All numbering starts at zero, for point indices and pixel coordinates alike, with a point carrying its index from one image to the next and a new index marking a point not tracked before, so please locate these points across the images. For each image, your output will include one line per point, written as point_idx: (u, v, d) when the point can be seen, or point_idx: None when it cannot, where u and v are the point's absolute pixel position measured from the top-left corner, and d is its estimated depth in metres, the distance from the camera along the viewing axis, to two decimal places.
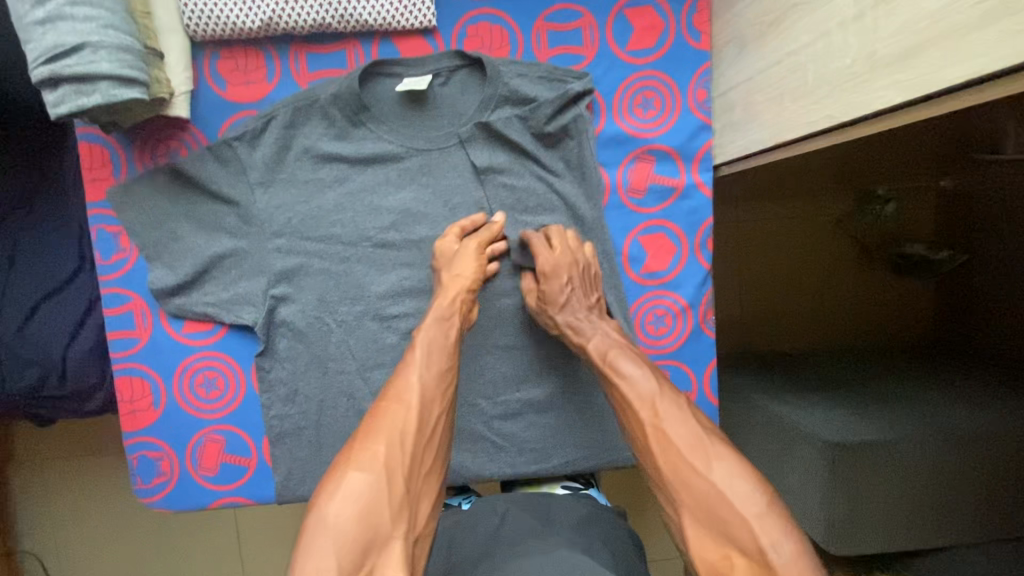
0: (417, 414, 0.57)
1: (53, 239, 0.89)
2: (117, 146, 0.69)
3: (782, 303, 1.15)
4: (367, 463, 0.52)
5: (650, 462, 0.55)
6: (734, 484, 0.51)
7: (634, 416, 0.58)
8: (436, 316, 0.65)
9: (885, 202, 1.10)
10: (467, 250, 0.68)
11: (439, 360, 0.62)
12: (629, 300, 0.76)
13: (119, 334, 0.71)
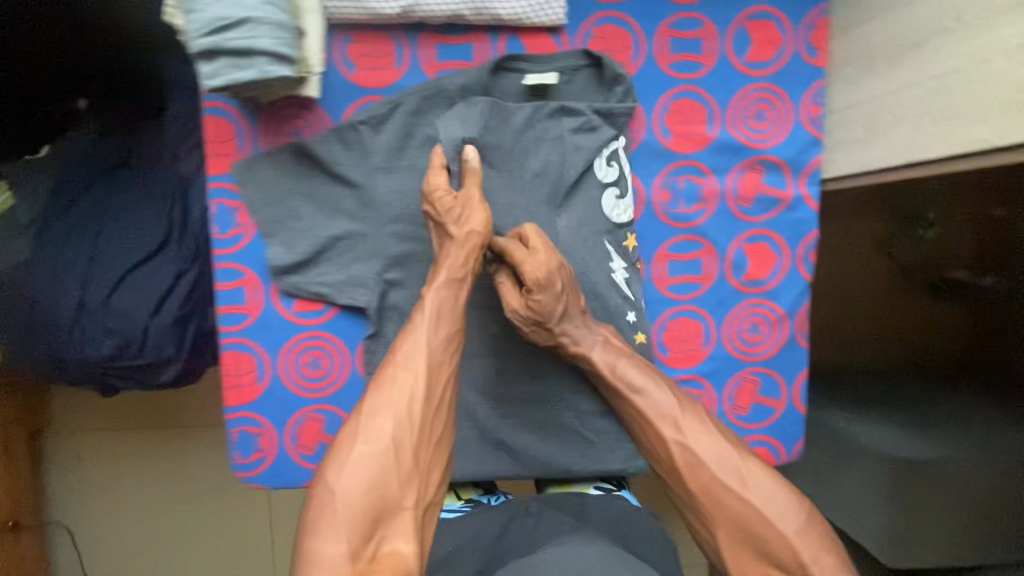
0: (423, 385, 0.60)
1: (146, 209, 0.90)
2: (244, 121, 0.69)
3: (831, 322, 1.17)
4: (374, 436, 0.56)
5: (677, 478, 0.63)
6: (773, 500, 0.58)
7: (654, 433, 0.65)
8: (445, 277, 0.64)
9: (929, 227, 1.09)
10: (468, 198, 0.65)
11: (446, 324, 0.63)
12: (728, 306, 0.77)
13: (229, 308, 0.72)
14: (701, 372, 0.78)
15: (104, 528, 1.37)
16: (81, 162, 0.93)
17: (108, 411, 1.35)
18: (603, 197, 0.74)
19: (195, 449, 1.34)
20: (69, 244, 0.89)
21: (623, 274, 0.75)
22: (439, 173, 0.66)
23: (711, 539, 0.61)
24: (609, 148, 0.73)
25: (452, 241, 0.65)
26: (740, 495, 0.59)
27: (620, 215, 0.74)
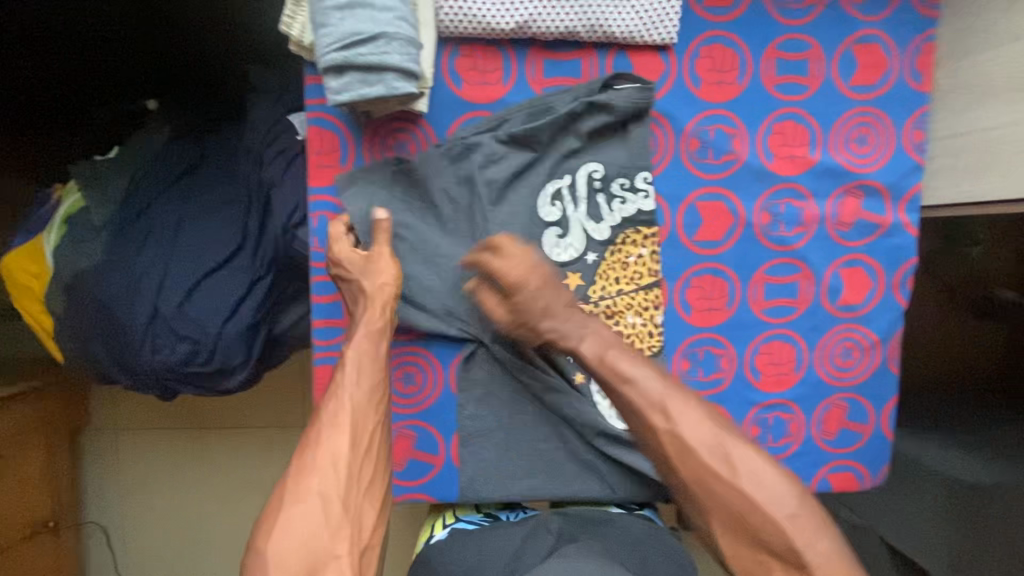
0: (349, 440, 0.61)
1: (219, 214, 0.89)
2: (348, 133, 0.68)
3: None
4: (303, 495, 0.58)
5: (669, 465, 0.62)
6: (764, 485, 0.58)
7: (639, 416, 0.63)
8: (365, 330, 0.66)
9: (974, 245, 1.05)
10: (376, 253, 0.66)
11: (371, 375, 0.65)
12: (822, 331, 0.77)
13: (326, 322, 0.71)
14: (792, 397, 0.78)
15: (138, 534, 1.34)
16: (154, 163, 0.92)
17: (149, 413, 1.32)
18: (545, 233, 0.72)
19: (237, 458, 1.30)
20: (144, 248, 0.88)
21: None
22: (337, 225, 0.67)
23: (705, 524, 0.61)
24: (551, 187, 0.71)
25: (364, 296, 0.65)
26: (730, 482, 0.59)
27: (562, 254, 0.72)
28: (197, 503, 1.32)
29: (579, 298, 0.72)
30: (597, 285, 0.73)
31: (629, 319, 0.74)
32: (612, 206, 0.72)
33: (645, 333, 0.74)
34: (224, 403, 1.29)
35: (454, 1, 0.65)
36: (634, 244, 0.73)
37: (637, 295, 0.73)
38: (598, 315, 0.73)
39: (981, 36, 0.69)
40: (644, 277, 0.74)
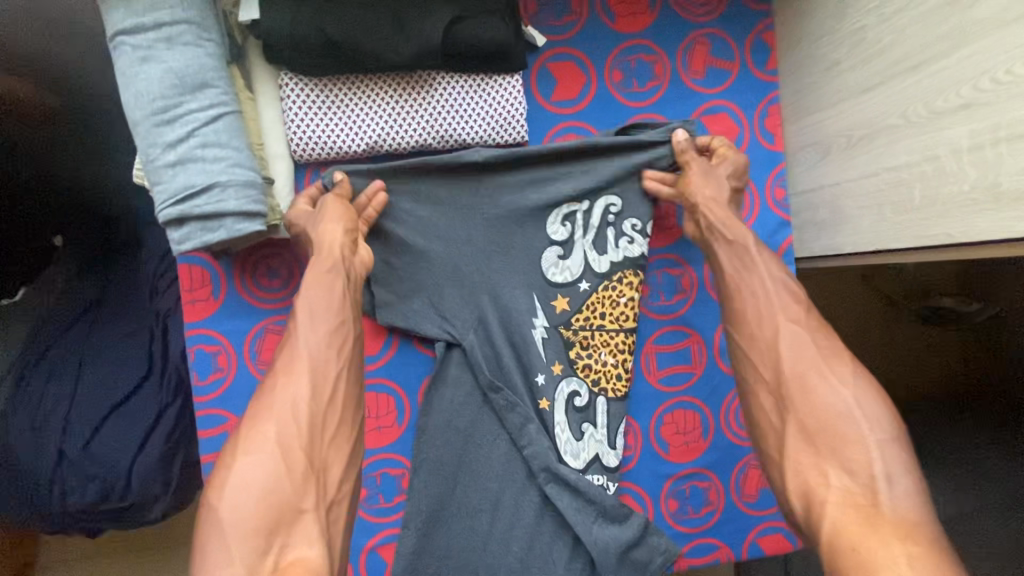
0: (308, 385, 0.58)
1: (121, 348, 0.89)
2: (219, 268, 0.69)
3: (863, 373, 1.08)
4: (259, 445, 0.54)
5: (771, 356, 0.61)
6: (864, 404, 0.56)
7: (759, 291, 0.65)
8: (316, 274, 0.63)
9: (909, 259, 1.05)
10: (328, 207, 0.66)
11: (326, 317, 0.62)
12: (723, 393, 0.77)
13: (212, 457, 0.70)
14: (705, 465, 0.76)
15: None
16: (58, 304, 0.93)
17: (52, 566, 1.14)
18: (546, 252, 0.74)
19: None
20: (48, 390, 0.88)
21: (541, 331, 0.73)
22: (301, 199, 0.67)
23: (777, 429, 0.59)
24: (566, 207, 0.73)
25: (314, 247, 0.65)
26: (831, 386, 0.57)
27: (558, 274, 0.74)
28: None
29: (561, 322, 0.73)
30: (581, 313, 0.74)
31: (601, 355, 0.74)
32: (618, 244, 0.74)
33: (613, 374, 0.74)
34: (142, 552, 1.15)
35: (302, 130, 0.67)
36: (629, 284, 0.74)
37: (616, 335, 0.74)
38: (573, 343, 0.74)
39: (818, 95, 0.70)
40: (629, 319, 0.74)
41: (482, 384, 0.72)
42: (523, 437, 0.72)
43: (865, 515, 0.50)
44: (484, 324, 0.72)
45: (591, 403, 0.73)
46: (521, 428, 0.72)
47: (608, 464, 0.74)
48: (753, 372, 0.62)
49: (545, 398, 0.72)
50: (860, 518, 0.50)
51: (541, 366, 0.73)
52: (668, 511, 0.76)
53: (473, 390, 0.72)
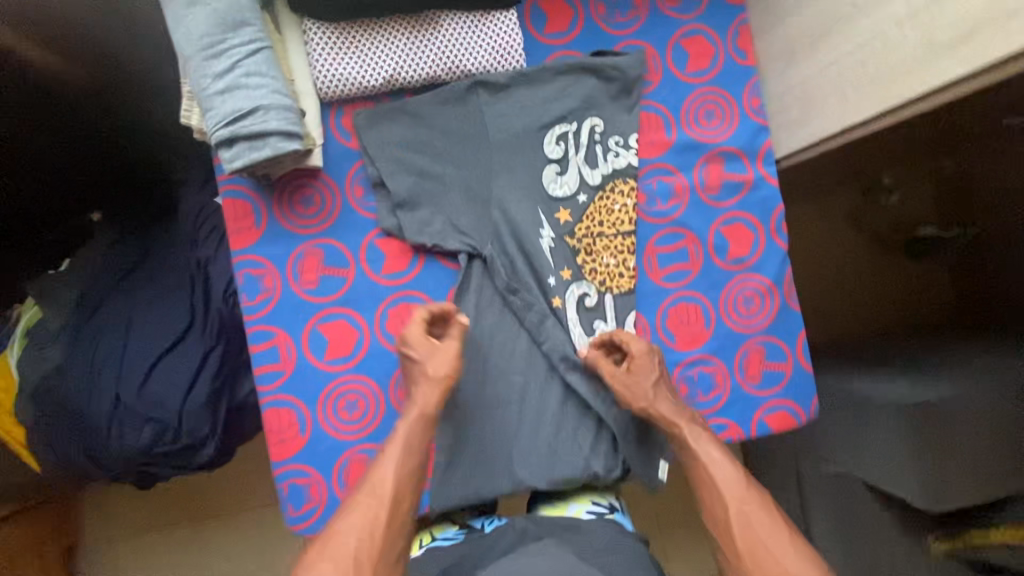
0: (386, 507, 0.68)
1: (164, 300, 0.96)
2: (259, 198, 0.77)
3: (852, 294, 1.53)
4: (337, 553, 0.64)
5: (728, 536, 0.69)
6: (803, 570, 0.65)
7: (707, 475, 0.73)
8: (415, 410, 0.74)
9: (889, 193, 1.47)
10: (444, 351, 0.74)
11: (412, 457, 0.72)
12: (721, 286, 0.84)
13: (265, 368, 0.77)
14: (709, 351, 0.84)
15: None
16: (102, 266, 1.00)
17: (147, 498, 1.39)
18: (545, 169, 0.81)
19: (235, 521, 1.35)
20: (101, 340, 0.95)
21: (548, 241, 0.81)
22: (416, 321, 0.75)
23: (732, 564, 0.68)
24: (558, 128, 0.81)
25: (424, 376, 0.74)
26: (783, 558, 0.66)
27: (557, 189, 0.81)
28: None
29: (566, 232, 0.81)
30: (582, 224, 0.82)
31: (604, 259, 0.82)
32: (607, 156, 0.82)
33: (617, 273, 0.82)
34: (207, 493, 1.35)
35: (326, 69, 0.75)
36: (622, 193, 0.82)
37: (617, 238, 0.82)
38: (579, 250, 0.82)
39: (781, 6, 0.79)
40: (625, 224, 0.82)
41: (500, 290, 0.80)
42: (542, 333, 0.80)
43: None
44: (497, 233, 0.80)
45: (600, 301, 0.82)
46: (537, 329, 0.80)
47: (621, 354, 0.82)
48: (718, 534, 0.70)
49: (558, 297, 0.81)
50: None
51: (551, 271, 0.81)
52: (680, 395, 0.84)
53: (493, 294, 0.81)
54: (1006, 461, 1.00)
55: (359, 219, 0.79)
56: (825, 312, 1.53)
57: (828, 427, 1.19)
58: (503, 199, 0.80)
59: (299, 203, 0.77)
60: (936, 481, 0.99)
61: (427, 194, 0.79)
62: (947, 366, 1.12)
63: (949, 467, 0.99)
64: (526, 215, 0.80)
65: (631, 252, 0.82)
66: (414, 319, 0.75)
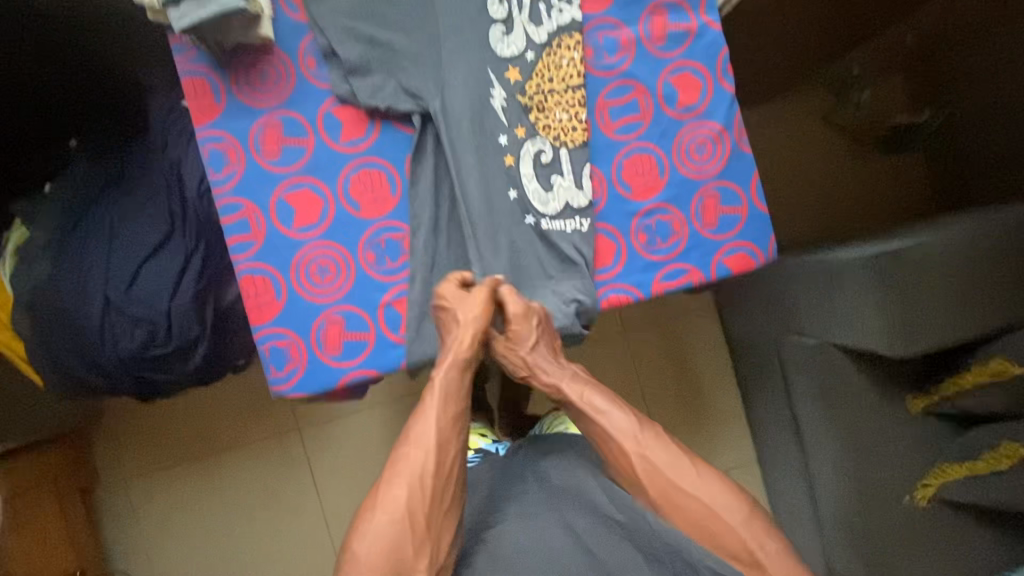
0: (435, 457, 0.71)
1: (143, 207, 1.00)
2: (217, 76, 0.80)
3: (836, 191, 1.52)
4: (392, 506, 0.69)
5: (637, 485, 0.74)
6: (720, 499, 0.71)
7: (600, 428, 0.77)
8: (451, 361, 0.76)
9: (859, 91, 1.47)
10: (475, 297, 0.77)
11: (455, 403, 0.75)
12: (673, 134, 0.87)
13: (238, 239, 0.81)
14: (666, 200, 0.86)
15: (163, 537, 1.46)
16: (81, 184, 1.04)
17: (155, 434, 1.47)
18: (490, 30, 0.83)
19: (250, 445, 1.47)
20: (86, 251, 0.99)
21: (500, 101, 0.83)
22: (450, 282, 0.79)
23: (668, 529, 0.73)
24: None
25: (458, 327, 0.77)
26: (688, 494, 0.72)
27: (505, 49, 0.83)
28: (227, 505, 1.47)
29: (517, 91, 0.84)
30: (533, 82, 0.84)
31: (556, 115, 0.84)
32: (551, 13, 0.84)
33: (569, 127, 0.84)
34: (220, 410, 1.47)
35: None
36: (568, 48, 0.84)
37: (567, 93, 0.84)
38: (530, 108, 0.84)
39: None
40: (574, 78, 0.84)
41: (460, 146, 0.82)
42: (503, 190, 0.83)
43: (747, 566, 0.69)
44: (450, 93, 0.82)
45: (555, 157, 0.84)
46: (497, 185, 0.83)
47: (578, 206, 0.84)
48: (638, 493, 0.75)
49: (510, 155, 0.84)
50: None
51: (504, 129, 0.83)
52: (638, 244, 0.86)
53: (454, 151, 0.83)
54: (972, 303, 1.02)
55: (315, 90, 0.82)
56: (811, 215, 1.51)
57: (798, 297, 1.17)
58: (451, 61, 0.82)
59: (255, 79, 0.81)
60: (905, 326, 1.02)
61: (377, 62, 0.82)
62: (918, 228, 1.13)
63: (916, 312, 1.01)
64: (475, 75, 0.83)
65: (583, 106, 0.84)
66: (446, 280, 0.79)
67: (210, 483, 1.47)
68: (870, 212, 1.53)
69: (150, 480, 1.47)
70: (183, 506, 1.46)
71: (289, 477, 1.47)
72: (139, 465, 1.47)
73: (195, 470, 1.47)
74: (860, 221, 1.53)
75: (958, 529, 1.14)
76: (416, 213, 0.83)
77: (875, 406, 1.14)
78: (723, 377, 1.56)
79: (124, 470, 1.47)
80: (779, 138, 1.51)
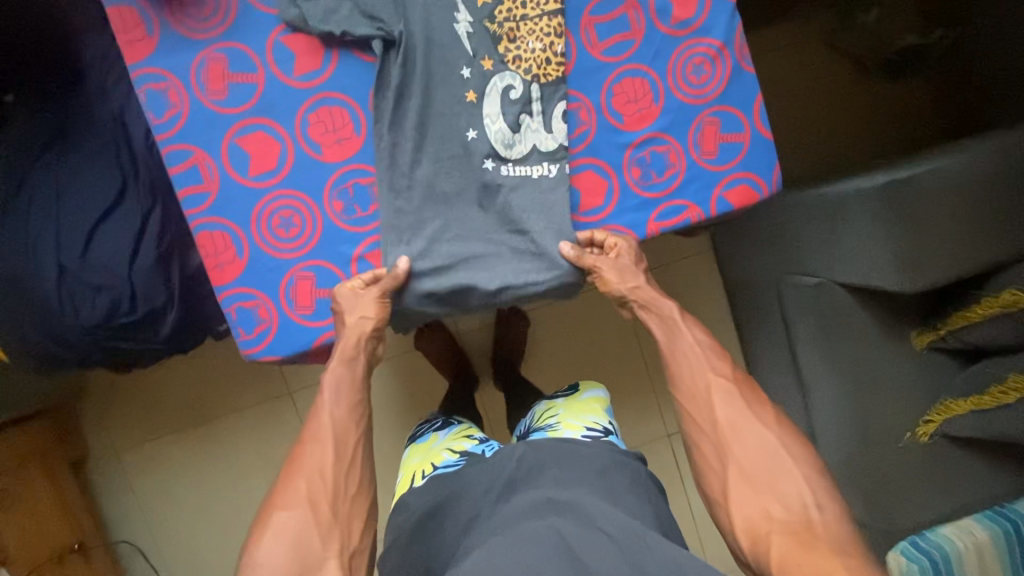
0: (333, 448, 0.67)
1: (90, 164, 0.92)
2: (145, 3, 0.71)
3: (845, 125, 1.43)
4: (291, 501, 0.63)
5: (707, 410, 0.73)
6: (788, 442, 0.69)
7: (688, 353, 0.78)
8: (339, 357, 0.72)
9: (867, 11, 1.31)
10: (365, 296, 0.72)
11: (349, 397, 0.71)
12: (666, 53, 0.78)
13: (189, 190, 0.73)
14: (661, 129, 0.78)
15: (159, 508, 1.45)
16: (21, 142, 0.95)
17: (140, 406, 1.43)
18: None
19: (242, 413, 1.44)
20: (32, 214, 0.91)
21: (465, 28, 0.74)
22: (351, 282, 0.74)
23: (719, 473, 0.69)
24: None
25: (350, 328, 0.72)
26: (760, 431, 0.70)
27: None
28: (224, 473, 1.44)
29: (484, 17, 0.74)
30: (503, 7, 0.75)
31: (529, 45, 0.75)
32: None
33: (543, 59, 0.75)
34: (206, 380, 1.43)
35: None
36: None
37: (541, 20, 0.74)
38: (500, 37, 0.75)
39: None
40: (549, 3, 0.75)
41: (418, 80, 0.74)
42: (462, 132, 0.75)
43: (801, 540, 0.61)
44: (412, 18, 0.73)
45: (526, 93, 0.75)
46: (458, 128, 0.75)
47: (547, 150, 0.76)
48: (697, 427, 0.73)
49: (473, 91, 0.74)
50: (801, 545, 0.61)
51: (468, 61, 0.74)
52: (632, 179, 0.79)
53: (414, 83, 0.74)
54: (985, 229, 0.95)
55: (261, 16, 0.73)
56: (815, 149, 1.43)
57: (801, 237, 1.12)
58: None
59: (195, 7, 0.72)
60: (913, 258, 0.96)
61: None
62: (932, 154, 1.06)
63: (926, 242, 0.95)
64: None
65: (559, 35, 0.75)
66: (348, 280, 0.74)
67: (200, 451, 1.44)
68: (878, 145, 1.44)
69: (139, 451, 1.44)
70: (181, 477, 1.44)
71: (279, 443, 1.44)
72: (125, 437, 1.44)
73: (184, 439, 1.44)
74: (869, 155, 1.44)
75: (964, 463, 1.11)
76: (384, 157, 0.74)
77: (881, 345, 1.10)
78: (721, 322, 1.52)
79: (111, 442, 1.44)
80: (781, 68, 1.41)
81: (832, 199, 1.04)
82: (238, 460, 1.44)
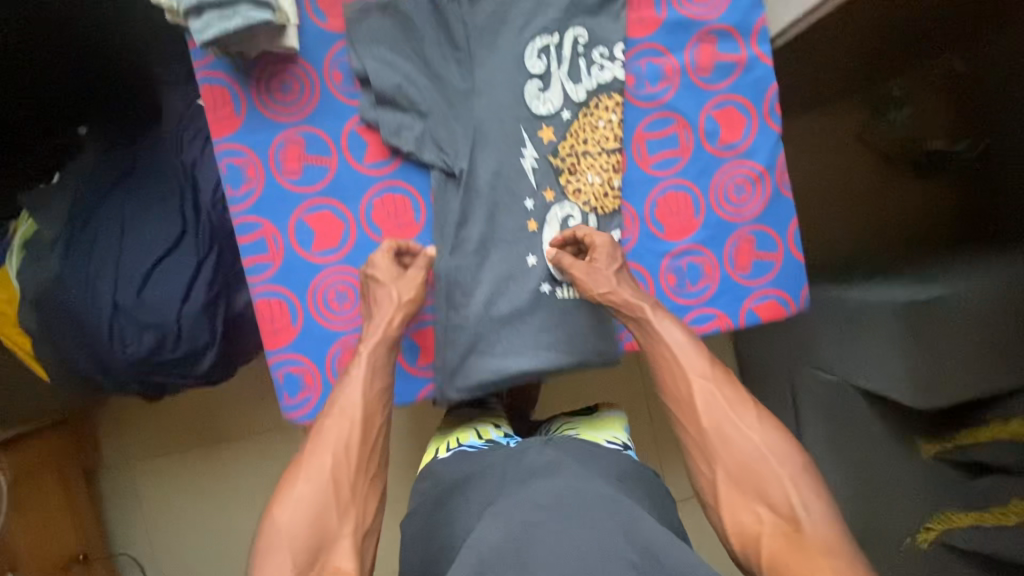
0: (360, 428, 0.70)
1: (155, 209, 0.97)
2: (237, 86, 0.76)
3: (872, 218, 1.47)
4: (314, 475, 0.66)
5: (690, 412, 0.73)
6: (775, 447, 0.69)
7: (667, 359, 0.75)
8: (378, 338, 0.74)
9: (897, 108, 1.40)
10: (410, 277, 0.76)
11: (380, 378, 0.74)
12: (711, 173, 0.83)
13: (255, 259, 0.77)
14: (699, 241, 0.83)
15: (162, 522, 1.47)
16: (91, 177, 1.01)
17: (158, 420, 1.47)
18: (527, 85, 0.78)
19: (256, 438, 1.47)
20: (95, 249, 0.96)
21: (531, 161, 0.79)
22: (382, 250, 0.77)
23: (710, 478, 0.71)
24: (541, 40, 0.77)
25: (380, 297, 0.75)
26: (743, 434, 0.71)
27: (541, 107, 0.78)
28: (230, 494, 1.47)
29: (549, 152, 0.79)
30: (567, 143, 0.79)
31: (589, 179, 0.80)
32: (592, 71, 0.79)
33: (601, 193, 0.80)
34: (225, 402, 1.47)
35: None
36: (606, 109, 0.79)
37: (602, 157, 0.79)
38: (561, 170, 0.79)
39: None
40: (611, 141, 0.80)
41: (484, 206, 0.79)
42: (523, 257, 0.80)
43: (790, 540, 0.63)
44: (480, 132, 0.78)
45: (584, 223, 0.80)
46: (516, 249, 0.80)
47: None
48: (684, 431, 0.74)
49: (535, 220, 0.80)
50: (790, 544, 0.62)
51: (531, 192, 0.79)
52: (668, 286, 0.83)
53: (478, 206, 0.79)
54: (999, 358, 0.98)
55: (342, 107, 0.78)
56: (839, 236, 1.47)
57: (821, 336, 1.16)
58: (483, 119, 0.78)
59: (280, 93, 0.77)
60: (930, 378, 0.98)
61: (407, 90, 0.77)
62: (955, 274, 1.09)
63: (943, 366, 0.98)
64: (507, 136, 0.78)
65: (617, 171, 0.80)
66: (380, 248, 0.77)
67: (210, 470, 1.47)
68: (902, 240, 1.47)
69: (150, 464, 1.47)
70: (189, 493, 1.47)
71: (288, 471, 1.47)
72: (139, 448, 1.47)
73: (195, 456, 1.47)
74: (890, 249, 1.46)
75: None
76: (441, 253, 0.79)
77: (888, 449, 1.12)
78: None
79: (126, 451, 1.47)
80: (816, 162, 1.46)
81: (856, 307, 1.08)
82: (245, 483, 1.47)
